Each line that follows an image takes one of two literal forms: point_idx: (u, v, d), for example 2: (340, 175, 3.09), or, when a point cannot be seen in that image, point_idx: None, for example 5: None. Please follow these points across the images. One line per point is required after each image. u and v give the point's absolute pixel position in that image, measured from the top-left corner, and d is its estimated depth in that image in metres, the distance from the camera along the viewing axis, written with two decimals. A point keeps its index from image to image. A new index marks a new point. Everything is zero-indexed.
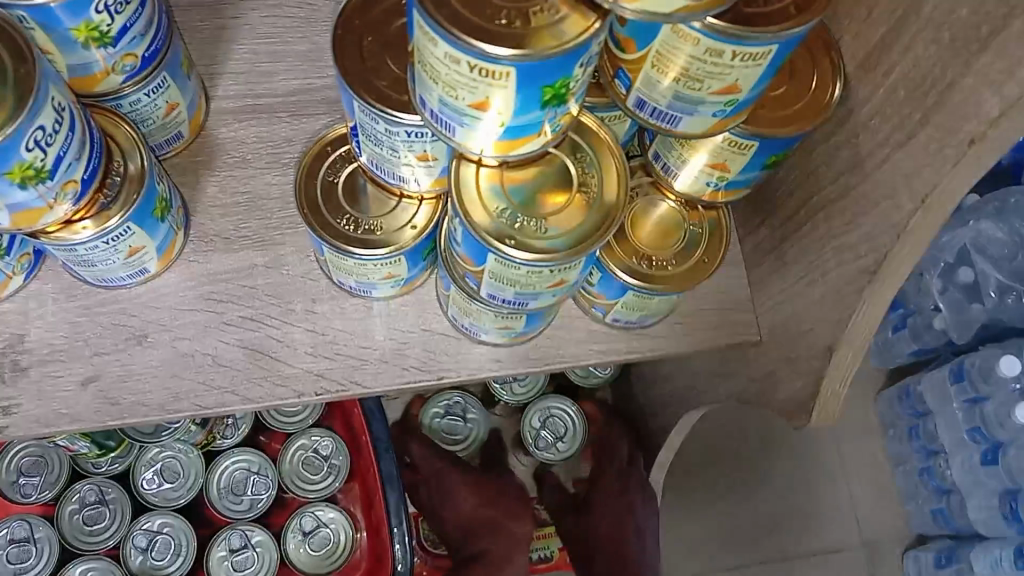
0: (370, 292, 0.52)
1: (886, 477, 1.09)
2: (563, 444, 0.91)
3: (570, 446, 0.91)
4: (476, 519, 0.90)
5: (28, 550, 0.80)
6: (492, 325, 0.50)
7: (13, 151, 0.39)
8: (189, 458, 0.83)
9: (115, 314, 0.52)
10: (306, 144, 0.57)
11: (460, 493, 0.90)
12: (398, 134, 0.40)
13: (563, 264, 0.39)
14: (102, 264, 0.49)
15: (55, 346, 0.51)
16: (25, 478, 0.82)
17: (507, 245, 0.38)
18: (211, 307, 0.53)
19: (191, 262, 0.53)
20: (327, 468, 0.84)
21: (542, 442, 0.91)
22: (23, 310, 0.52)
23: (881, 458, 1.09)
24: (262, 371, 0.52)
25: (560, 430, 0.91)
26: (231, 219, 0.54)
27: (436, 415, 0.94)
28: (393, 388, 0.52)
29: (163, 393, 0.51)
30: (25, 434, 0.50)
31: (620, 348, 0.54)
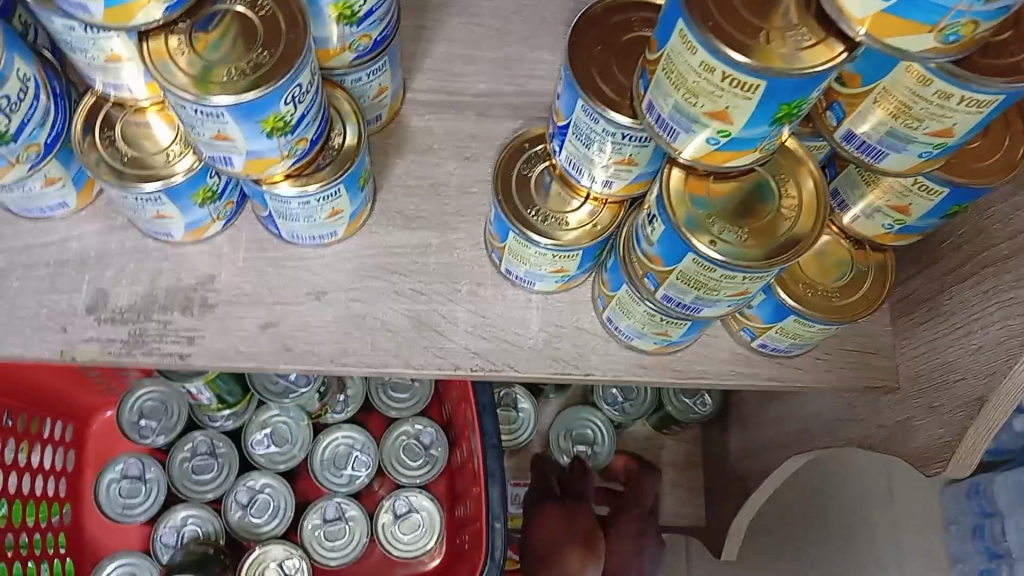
0: (533, 284, 0.56)
1: None
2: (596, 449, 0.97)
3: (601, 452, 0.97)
4: (543, 551, 0.88)
5: (139, 488, 0.84)
6: (649, 330, 0.52)
7: (270, 104, 0.43)
8: (297, 427, 0.86)
9: (299, 270, 0.56)
10: (487, 142, 0.61)
11: (548, 520, 0.89)
12: (614, 134, 0.44)
13: (755, 274, 0.42)
14: (302, 220, 0.53)
15: (242, 289, 0.55)
16: (144, 420, 0.85)
17: (706, 245, 0.41)
18: (386, 276, 0.56)
19: (373, 233, 0.57)
20: (426, 458, 0.87)
21: (578, 454, 0.97)
22: (216, 253, 0.56)
23: None
24: (425, 341, 0.55)
25: (589, 438, 0.97)
26: (412, 200, 0.58)
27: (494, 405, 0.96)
28: (539, 375, 0.55)
29: (333, 347, 0.54)
30: (203, 365, 0.54)
31: (762, 373, 0.56)
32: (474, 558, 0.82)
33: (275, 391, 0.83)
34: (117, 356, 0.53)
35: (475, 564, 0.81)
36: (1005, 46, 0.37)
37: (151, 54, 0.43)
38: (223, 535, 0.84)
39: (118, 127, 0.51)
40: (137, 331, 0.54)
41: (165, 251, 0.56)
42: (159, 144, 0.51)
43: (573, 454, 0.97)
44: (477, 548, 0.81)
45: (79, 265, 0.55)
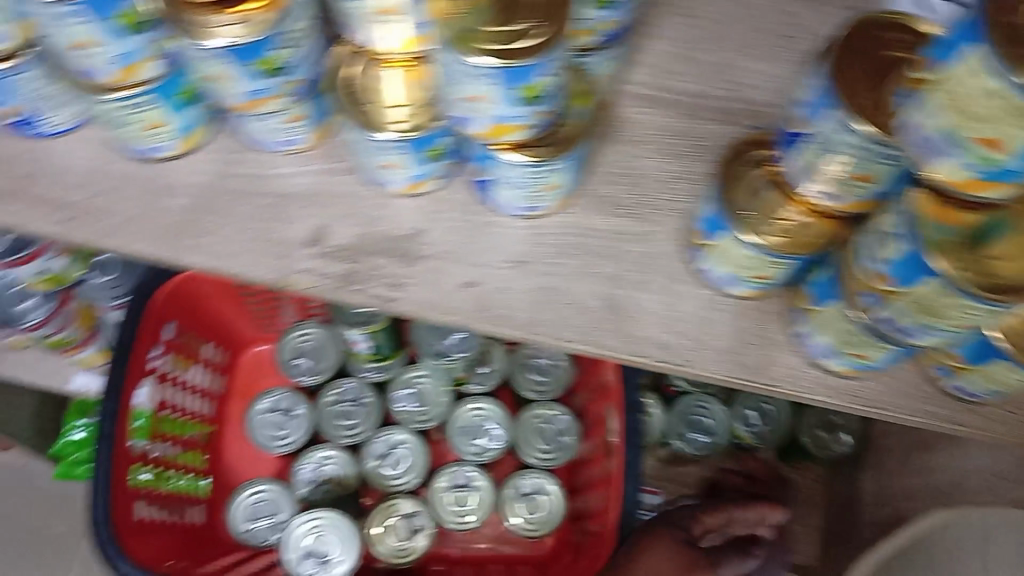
0: (729, 286, 0.56)
1: None
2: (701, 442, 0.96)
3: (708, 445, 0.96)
4: None
5: (287, 421, 0.89)
6: (847, 349, 0.53)
7: (533, 75, 0.45)
8: (439, 389, 0.89)
9: (503, 238, 0.58)
10: (694, 142, 0.61)
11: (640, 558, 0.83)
12: (865, 150, 0.44)
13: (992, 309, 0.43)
14: (521, 190, 0.55)
15: (451, 247, 0.58)
16: (300, 358, 0.89)
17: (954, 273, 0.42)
18: (585, 257, 0.58)
19: (577, 214, 0.59)
20: (557, 444, 0.88)
21: (693, 443, 0.96)
22: (428, 209, 0.59)
23: None
24: (615, 327, 0.57)
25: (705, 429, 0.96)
26: (617, 187, 0.59)
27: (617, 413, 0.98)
28: (722, 376, 0.56)
29: (528, 316, 0.57)
30: (408, 312, 0.57)
31: (947, 415, 0.55)
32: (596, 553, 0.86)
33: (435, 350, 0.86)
34: (331, 290, 0.57)
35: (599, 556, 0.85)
36: None
37: (434, 12, 0.45)
38: (356, 479, 0.88)
39: (358, 79, 0.53)
40: (350, 270, 0.57)
41: (381, 201, 0.59)
42: (384, 102, 0.52)
43: (689, 443, 0.96)
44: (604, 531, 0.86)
45: (303, 200, 0.59)
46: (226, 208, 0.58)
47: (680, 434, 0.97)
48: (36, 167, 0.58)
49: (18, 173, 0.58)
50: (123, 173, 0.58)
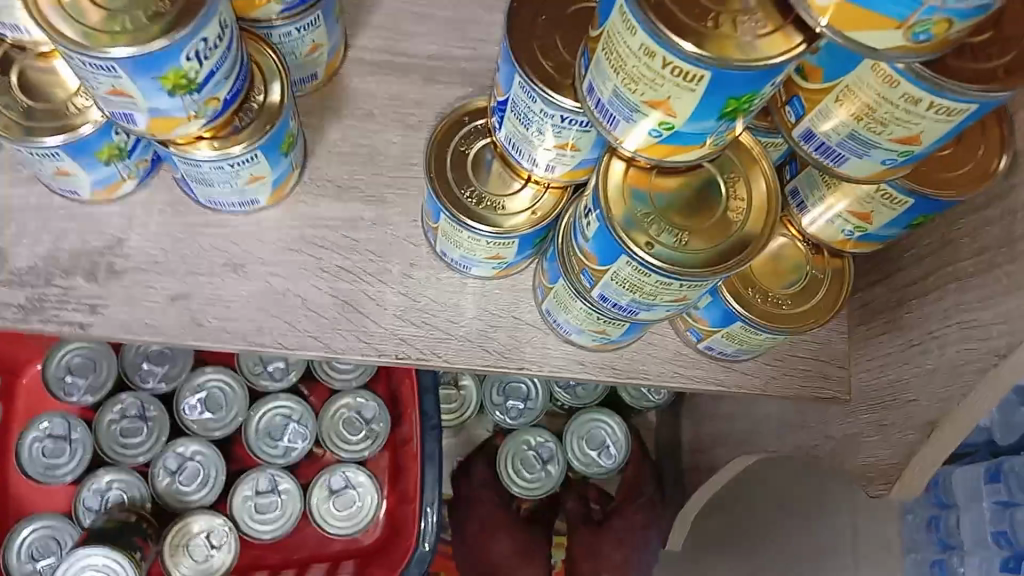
0: (469, 268, 0.52)
1: None
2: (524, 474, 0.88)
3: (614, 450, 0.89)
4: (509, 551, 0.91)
5: (63, 447, 0.81)
6: (587, 327, 0.48)
7: (170, 57, 0.38)
8: (234, 392, 0.83)
9: (218, 239, 0.52)
10: (434, 111, 0.56)
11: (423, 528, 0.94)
12: (552, 117, 0.39)
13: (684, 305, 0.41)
14: (219, 186, 0.49)
15: (153, 257, 0.51)
16: (148, 365, 0.83)
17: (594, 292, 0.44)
18: (312, 251, 0.52)
19: (300, 202, 0.53)
20: (366, 432, 0.84)
21: (512, 411, 0.90)
22: (128, 215, 0.52)
23: None
24: (348, 324, 0.51)
25: (524, 393, 0.91)
26: (347, 168, 0.54)
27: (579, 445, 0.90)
28: (470, 367, 0.52)
29: (249, 325, 0.50)
30: (106, 337, 0.50)
31: (706, 378, 0.53)
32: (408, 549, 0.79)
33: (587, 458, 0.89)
34: (12, 323, 0.49)
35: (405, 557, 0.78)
36: (984, 48, 0.33)
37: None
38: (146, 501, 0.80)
39: (15, 72, 0.45)
40: (36, 296, 0.50)
41: (70, 209, 0.51)
42: (68, 87, 0.45)
43: (508, 411, 0.90)
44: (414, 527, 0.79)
45: None
46: None
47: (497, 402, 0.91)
48: None
49: None
50: None
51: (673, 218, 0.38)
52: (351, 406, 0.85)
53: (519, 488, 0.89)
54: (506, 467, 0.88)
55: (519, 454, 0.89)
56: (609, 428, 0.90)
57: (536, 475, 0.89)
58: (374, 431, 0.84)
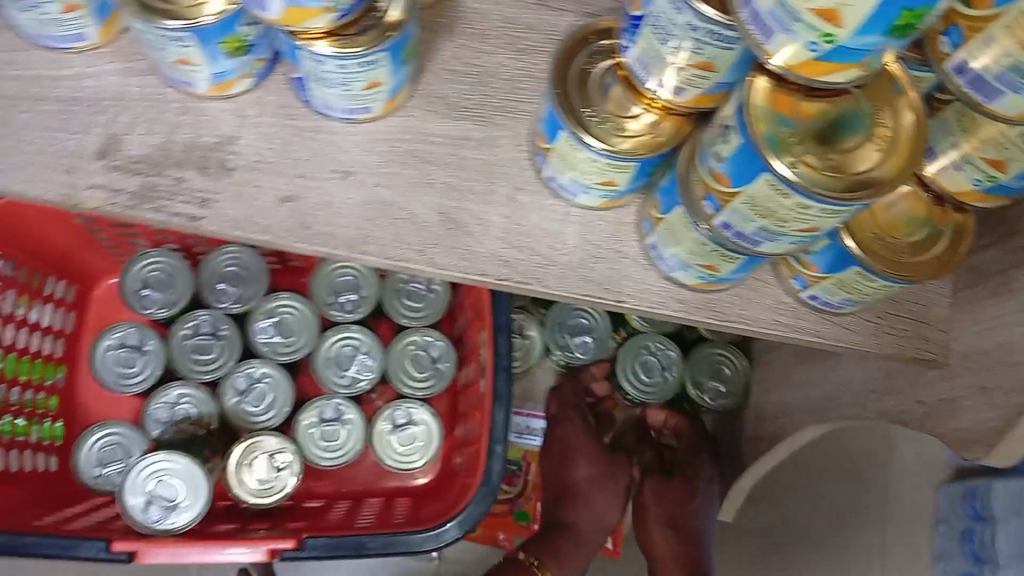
0: (576, 196, 0.51)
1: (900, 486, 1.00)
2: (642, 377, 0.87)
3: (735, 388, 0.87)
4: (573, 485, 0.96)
5: (135, 358, 0.81)
6: (696, 261, 0.48)
7: None
8: (306, 318, 0.83)
9: (327, 145, 0.52)
10: (545, 37, 0.55)
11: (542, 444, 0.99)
12: (697, 30, 0.39)
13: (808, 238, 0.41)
14: (338, 89, 0.49)
15: (264, 156, 0.51)
16: (224, 285, 0.83)
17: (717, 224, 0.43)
18: (419, 165, 0.52)
19: (411, 115, 0.53)
20: (432, 371, 0.84)
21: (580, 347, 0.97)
22: (240, 112, 0.52)
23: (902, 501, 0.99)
24: (451, 241, 0.51)
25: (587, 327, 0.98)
26: (457, 87, 0.53)
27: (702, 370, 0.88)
28: (571, 294, 0.52)
29: (354, 233, 0.51)
30: (216, 232, 0.50)
31: (805, 327, 0.52)
32: (462, 492, 0.79)
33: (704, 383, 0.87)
34: (126, 209, 0.50)
35: (459, 500, 0.78)
36: None
37: None
38: (213, 420, 0.81)
39: None
40: (148, 185, 0.50)
41: (185, 103, 0.52)
42: None
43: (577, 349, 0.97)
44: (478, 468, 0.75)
45: (92, 105, 0.51)
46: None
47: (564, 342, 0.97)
48: None
49: None
50: None
51: (819, 141, 0.38)
52: (417, 343, 0.85)
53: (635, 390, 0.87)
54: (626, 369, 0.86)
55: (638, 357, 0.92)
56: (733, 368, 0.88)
57: (653, 381, 0.87)
58: (440, 372, 0.84)
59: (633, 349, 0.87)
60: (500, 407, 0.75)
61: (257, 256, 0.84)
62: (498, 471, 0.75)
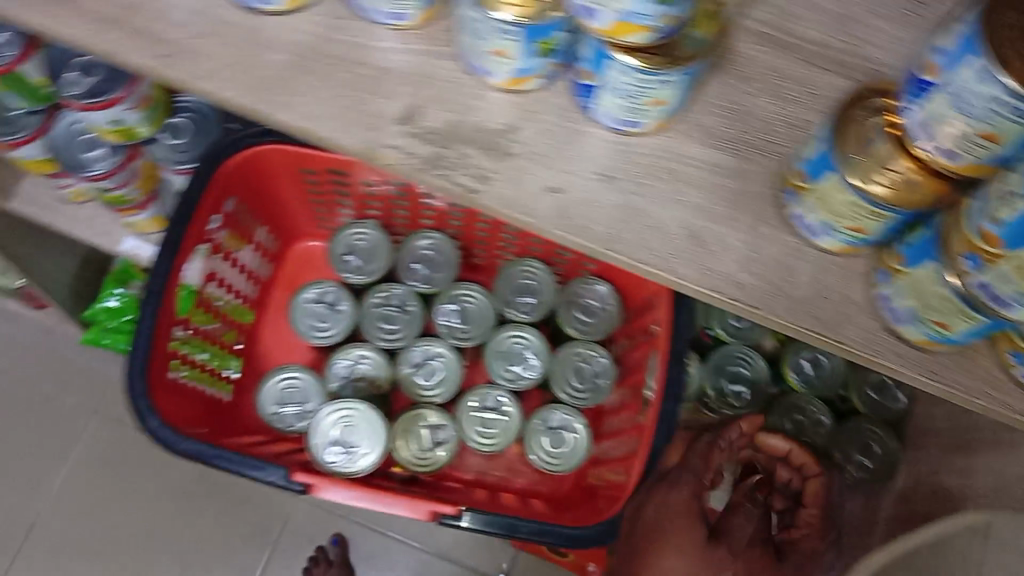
0: (817, 237, 0.55)
1: None
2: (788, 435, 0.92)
3: (878, 469, 0.88)
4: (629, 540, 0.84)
5: (328, 315, 0.88)
6: (930, 317, 0.52)
7: None
8: (485, 310, 0.89)
9: (597, 150, 0.57)
10: (806, 89, 0.59)
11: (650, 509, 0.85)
12: (1001, 102, 0.42)
13: None
14: (626, 103, 0.54)
15: (540, 149, 0.57)
16: (417, 265, 0.90)
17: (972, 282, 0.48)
18: (675, 183, 0.57)
19: (674, 138, 0.58)
20: (591, 384, 0.88)
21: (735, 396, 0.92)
22: (525, 107, 0.58)
23: None
24: (694, 256, 0.56)
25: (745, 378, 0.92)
26: (719, 120, 0.58)
27: (850, 446, 0.90)
28: (796, 326, 0.55)
29: (608, 231, 0.56)
30: (488, 208, 0.56)
31: (1016, 405, 0.54)
32: (609, 505, 0.83)
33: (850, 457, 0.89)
34: (415, 171, 0.56)
35: (606, 514, 0.82)
36: None
37: None
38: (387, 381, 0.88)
39: None
40: (437, 154, 0.56)
41: (480, 91, 0.58)
42: None
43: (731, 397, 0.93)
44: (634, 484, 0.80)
45: (401, 77, 0.57)
46: (322, 69, 0.57)
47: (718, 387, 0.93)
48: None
49: (125, 4, 0.58)
50: (226, 21, 0.58)
51: None
52: (581, 356, 0.89)
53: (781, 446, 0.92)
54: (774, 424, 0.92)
55: (793, 417, 0.93)
56: (881, 446, 0.89)
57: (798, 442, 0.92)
58: (598, 386, 0.88)
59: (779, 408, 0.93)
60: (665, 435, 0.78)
61: (453, 246, 0.90)
62: None
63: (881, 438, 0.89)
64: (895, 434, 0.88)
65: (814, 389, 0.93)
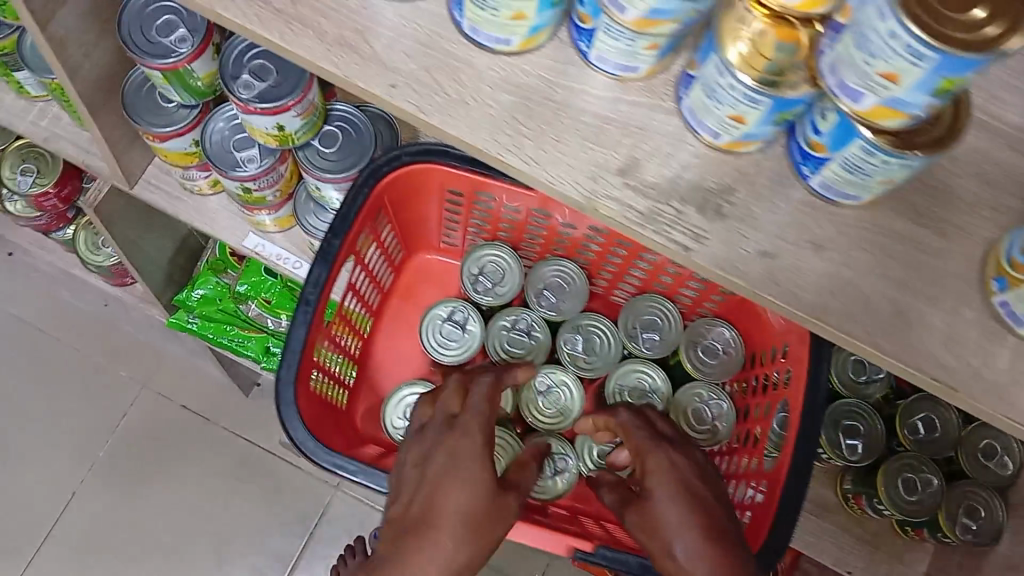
0: (1022, 326, 0.56)
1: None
2: (898, 491, 0.92)
3: (984, 534, 0.88)
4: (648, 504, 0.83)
5: (457, 334, 0.90)
6: None
7: (971, 69, 0.44)
8: (609, 344, 0.93)
9: (808, 217, 0.58)
10: (1011, 175, 0.60)
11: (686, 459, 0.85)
12: None
13: None
14: (856, 177, 0.55)
15: (752, 213, 0.58)
16: (547, 292, 0.92)
17: None
18: (881, 257, 0.58)
19: (882, 212, 0.59)
20: (710, 426, 0.90)
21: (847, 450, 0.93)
22: (740, 169, 0.59)
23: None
24: (897, 332, 0.57)
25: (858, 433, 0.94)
26: (926, 199, 0.59)
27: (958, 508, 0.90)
28: (993, 412, 0.56)
29: (815, 300, 0.57)
30: (699, 267, 0.57)
31: None
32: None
33: (956, 518, 0.89)
34: (631, 224, 0.57)
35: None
36: None
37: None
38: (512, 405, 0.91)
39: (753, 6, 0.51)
40: (654, 210, 0.57)
41: (697, 149, 0.59)
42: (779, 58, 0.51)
43: (841, 450, 0.94)
44: (763, 533, 0.79)
45: (623, 129, 0.59)
46: (546, 114, 0.58)
47: (831, 440, 0.94)
48: (378, 26, 0.59)
49: (355, 28, 0.59)
50: (452, 54, 0.59)
51: None
52: (701, 398, 0.91)
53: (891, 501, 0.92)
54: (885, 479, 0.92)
55: (903, 475, 0.92)
56: (989, 512, 0.89)
57: (909, 500, 0.92)
58: (716, 428, 0.90)
59: (890, 462, 0.93)
60: (796, 481, 0.79)
61: (583, 276, 0.92)
62: (778, 544, 0.78)
63: (988, 502, 0.89)
64: (1001, 501, 0.89)
65: (925, 448, 0.93)
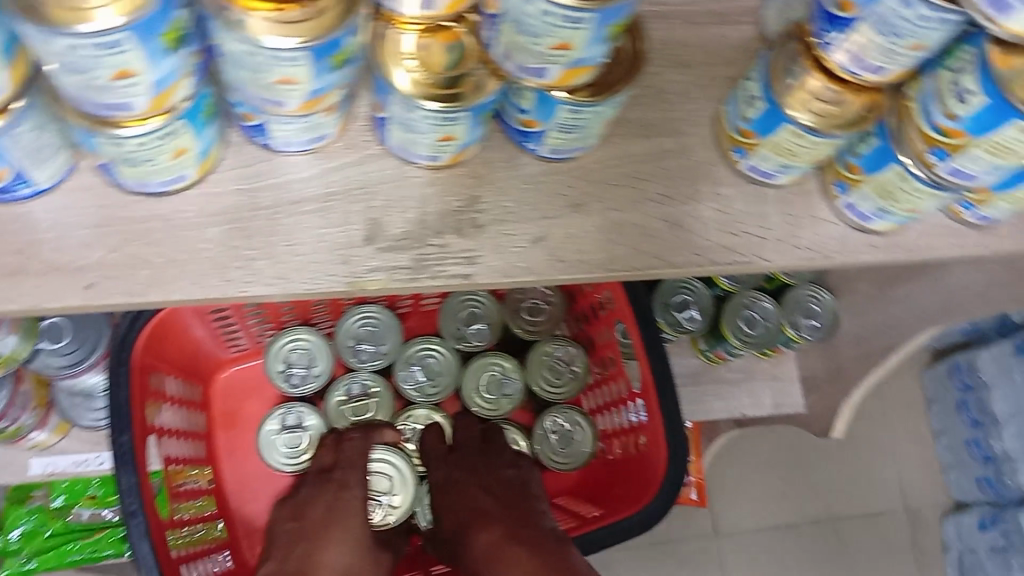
0: (774, 178, 0.59)
1: (928, 444, 1.66)
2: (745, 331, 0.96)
3: (825, 323, 0.95)
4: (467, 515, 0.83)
5: (299, 436, 0.90)
6: (899, 208, 0.57)
7: (626, 10, 0.44)
8: (445, 360, 0.92)
9: (555, 184, 0.58)
10: (699, 47, 0.62)
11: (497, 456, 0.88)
12: (927, 18, 0.46)
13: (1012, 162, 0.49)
14: (577, 132, 0.54)
15: (507, 208, 0.57)
16: (361, 345, 0.90)
17: (939, 169, 0.52)
18: (635, 183, 0.59)
19: (613, 141, 0.59)
20: (570, 375, 0.91)
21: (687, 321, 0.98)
22: (473, 173, 0.57)
23: (927, 438, 1.66)
24: (681, 243, 0.58)
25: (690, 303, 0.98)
26: (643, 108, 0.60)
27: (794, 313, 0.96)
28: (788, 262, 0.59)
29: (602, 255, 0.57)
30: (487, 284, 0.56)
31: (977, 243, 0.61)
32: (642, 478, 0.84)
33: (796, 322, 0.95)
34: (406, 283, 0.54)
35: (644, 487, 0.83)
36: None
37: None
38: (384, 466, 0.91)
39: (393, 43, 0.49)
40: (419, 256, 0.55)
41: (425, 176, 0.56)
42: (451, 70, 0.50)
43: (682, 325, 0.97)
44: (658, 454, 0.81)
45: (347, 196, 0.55)
46: (263, 224, 0.53)
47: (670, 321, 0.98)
48: (39, 233, 0.51)
49: (15, 250, 0.51)
50: (135, 219, 0.52)
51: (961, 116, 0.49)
52: (550, 355, 0.91)
53: (741, 342, 0.96)
54: (730, 324, 0.95)
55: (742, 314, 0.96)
56: (820, 303, 0.96)
57: (756, 333, 0.96)
58: (575, 376, 0.91)
59: (727, 309, 0.97)
60: (662, 390, 0.81)
61: (388, 312, 0.90)
62: (676, 457, 0.80)
63: (814, 296, 0.96)
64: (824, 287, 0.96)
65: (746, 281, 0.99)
